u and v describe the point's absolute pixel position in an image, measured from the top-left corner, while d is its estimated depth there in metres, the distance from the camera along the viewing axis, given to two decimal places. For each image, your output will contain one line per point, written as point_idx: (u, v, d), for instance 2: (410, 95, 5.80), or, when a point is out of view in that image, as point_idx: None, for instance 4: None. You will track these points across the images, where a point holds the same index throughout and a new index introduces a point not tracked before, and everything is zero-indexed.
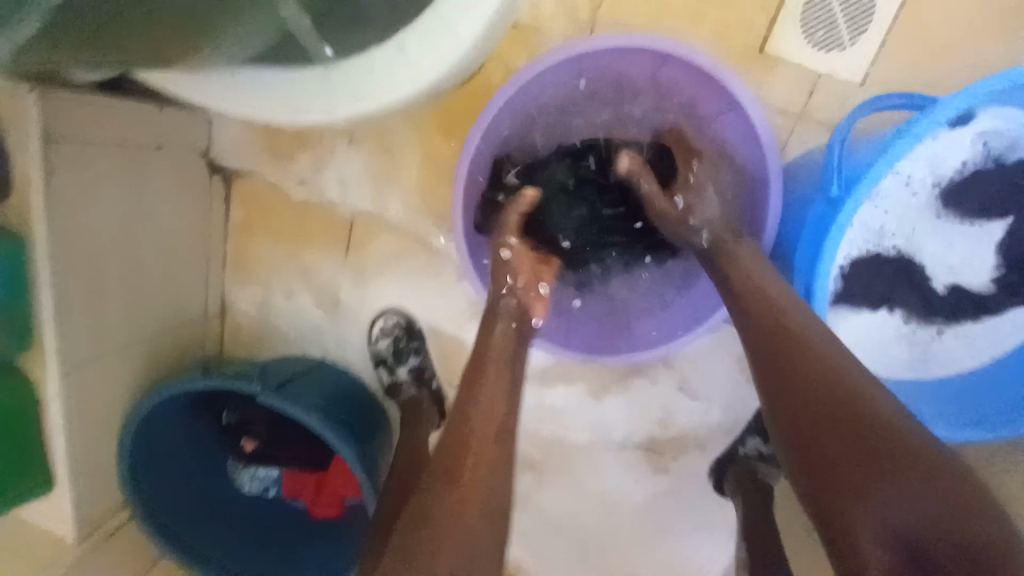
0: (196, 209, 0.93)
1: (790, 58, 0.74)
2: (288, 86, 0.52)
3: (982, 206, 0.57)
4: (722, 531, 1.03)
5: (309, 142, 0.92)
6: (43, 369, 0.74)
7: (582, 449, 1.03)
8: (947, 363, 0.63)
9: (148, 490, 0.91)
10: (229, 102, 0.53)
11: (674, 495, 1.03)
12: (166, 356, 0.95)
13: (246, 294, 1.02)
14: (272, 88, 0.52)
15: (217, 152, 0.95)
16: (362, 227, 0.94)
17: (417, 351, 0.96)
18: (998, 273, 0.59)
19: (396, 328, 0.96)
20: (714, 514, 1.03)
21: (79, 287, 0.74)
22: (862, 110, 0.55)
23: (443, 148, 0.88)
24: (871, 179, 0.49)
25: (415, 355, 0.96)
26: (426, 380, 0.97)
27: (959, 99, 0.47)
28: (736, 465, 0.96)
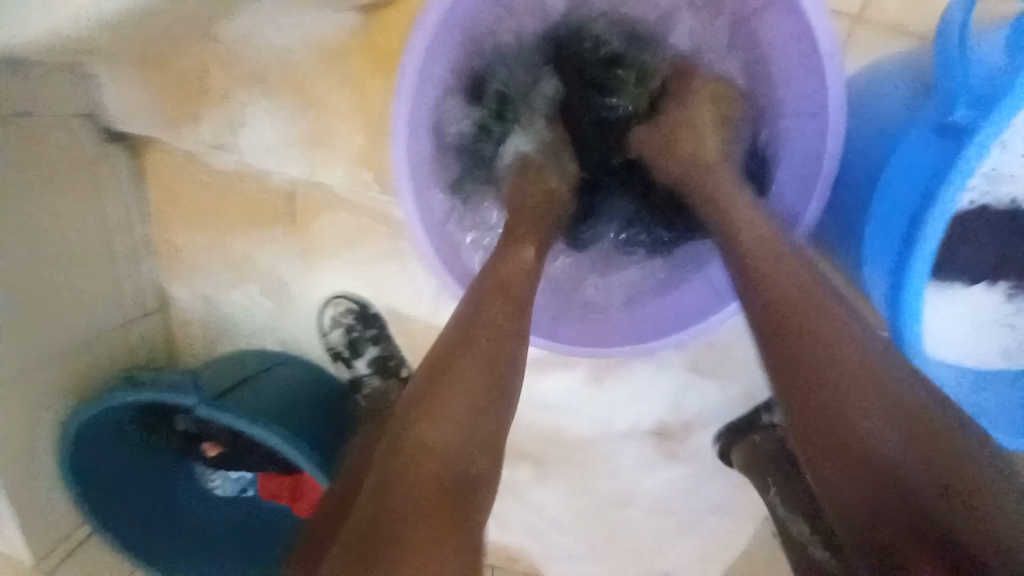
0: (104, 190, 0.77)
1: None
2: None
3: None
4: (744, 518, 0.93)
5: (218, 98, 0.74)
6: None
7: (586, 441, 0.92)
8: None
9: (103, 503, 0.84)
10: None
11: (690, 482, 0.92)
12: (100, 365, 0.82)
13: (185, 287, 0.88)
14: None
15: (117, 118, 0.77)
16: (304, 199, 0.77)
17: (374, 340, 0.83)
18: None
19: (348, 315, 0.83)
20: (735, 500, 0.92)
21: None
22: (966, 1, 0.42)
23: (392, 92, 0.70)
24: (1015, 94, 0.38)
25: (373, 343, 0.83)
26: (391, 371, 0.85)
27: None
28: (757, 435, 0.83)
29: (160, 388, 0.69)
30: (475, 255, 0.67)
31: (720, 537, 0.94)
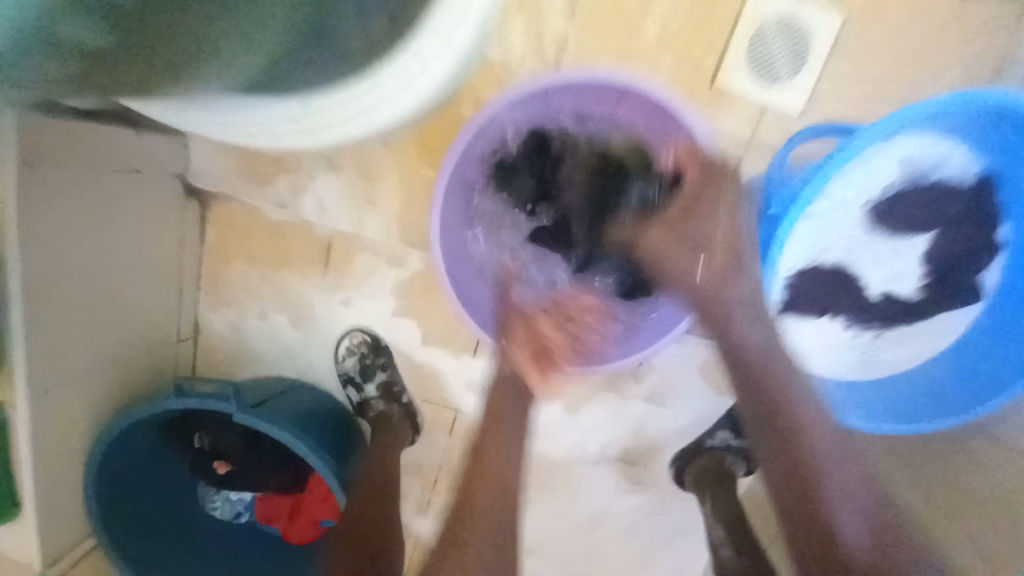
0: (172, 232, 0.94)
1: (738, 92, 0.81)
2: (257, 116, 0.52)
3: (909, 220, 0.62)
4: (698, 538, 1.06)
5: (285, 166, 0.94)
6: (9, 397, 0.72)
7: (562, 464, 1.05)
8: (891, 359, 0.69)
9: (116, 514, 0.89)
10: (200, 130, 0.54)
11: (652, 505, 1.05)
12: (136, 381, 0.93)
13: (220, 316, 1.02)
14: (241, 113, 0.52)
15: (194, 176, 0.96)
16: (341, 247, 0.96)
17: (383, 367, 0.99)
18: (924, 281, 0.65)
19: (361, 346, 0.99)
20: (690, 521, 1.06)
21: (48, 311, 0.73)
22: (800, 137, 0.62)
23: (421, 170, 0.92)
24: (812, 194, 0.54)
25: (383, 369, 0.99)
26: (394, 395, 1.00)
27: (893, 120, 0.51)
28: (703, 456, 0.99)
29: (207, 397, 0.81)
30: (476, 295, 0.86)
31: (678, 557, 1.06)
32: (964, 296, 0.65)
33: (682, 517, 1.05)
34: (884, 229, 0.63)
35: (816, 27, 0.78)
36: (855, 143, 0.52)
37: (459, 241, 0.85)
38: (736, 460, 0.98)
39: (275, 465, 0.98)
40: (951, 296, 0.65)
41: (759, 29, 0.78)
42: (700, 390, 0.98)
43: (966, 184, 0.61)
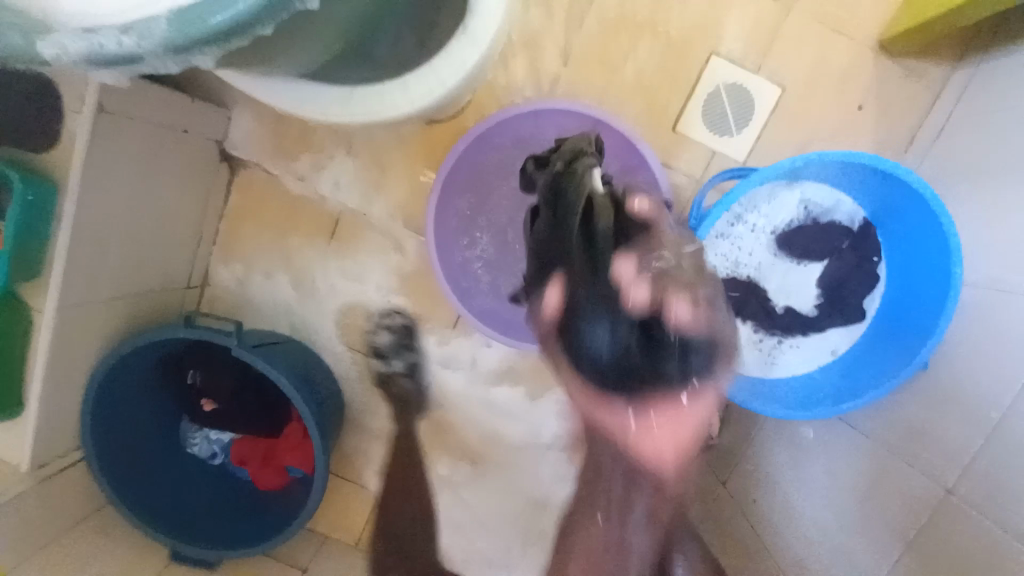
0: (201, 188, 1.07)
1: (695, 137, 0.98)
2: (310, 94, 0.67)
3: (805, 251, 0.80)
4: None
5: (311, 145, 1.09)
6: (40, 302, 0.82)
7: (517, 448, 1.15)
8: (787, 366, 0.82)
9: (105, 433, 0.97)
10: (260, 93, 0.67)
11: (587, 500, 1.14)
12: (146, 314, 1.04)
13: (229, 270, 1.14)
14: (300, 90, 0.67)
15: (229, 144, 1.10)
16: (347, 222, 1.10)
17: (414, 350, 1.12)
18: (817, 301, 0.81)
19: (398, 327, 1.12)
20: None
21: (89, 232, 0.85)
22: (721, 175, 0.78)
23: (425, 165, 1.08)
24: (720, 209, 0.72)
25: (411, 354, 1.12)
26: (416, 376, 1.14)
27: (779, 165, 0.71)
28: None
29: (210, 330, 0.93)
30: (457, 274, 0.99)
31: None
32: (844, 315, 0.80)
33: None
34: (788, 254, 0.81)
35: (757, 93, 0.97)
36: (755, 177, 0.72)
37: (452, 230, 1.00)
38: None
39: (259, 407, 1.10)
40: (834, 315, 0.80)
41: (712, 88, 0.97)
42: None
43: (854, 228, 0.80)
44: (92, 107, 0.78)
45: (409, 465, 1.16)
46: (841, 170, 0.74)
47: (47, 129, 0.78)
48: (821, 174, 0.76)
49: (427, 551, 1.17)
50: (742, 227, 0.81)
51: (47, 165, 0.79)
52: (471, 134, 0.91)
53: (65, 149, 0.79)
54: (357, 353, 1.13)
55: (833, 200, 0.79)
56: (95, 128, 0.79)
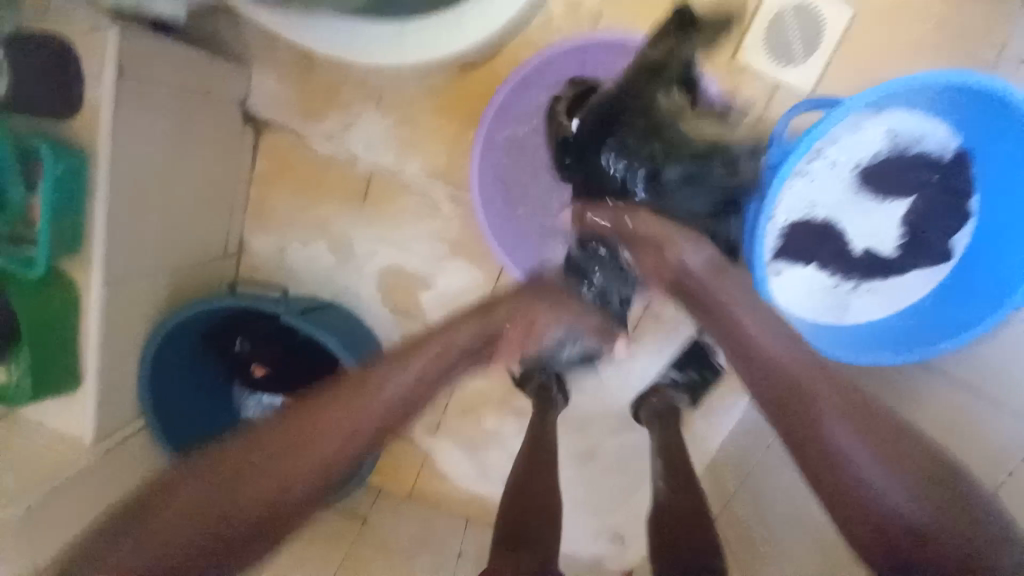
0: (230, 153, 1.03)
1: (758, 69, 0.90)
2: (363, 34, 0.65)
3: (889, 187, 0.74)
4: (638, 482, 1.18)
5: (338, 102, 1.03)
6: (86, 279, 0.81)
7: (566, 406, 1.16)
8: (862, 312, 0.78)
9: (162, 402, 0.99)
10: (309, 31, 0.65)
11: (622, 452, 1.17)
12: (188, 285, 1.03)
13: (265, 238, 1.11)
14: (351, 31, 0.65)
15: (252, 104, 1.05)
16: (381, 182, 1.06)
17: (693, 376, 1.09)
18: (901, 241, 0.76)
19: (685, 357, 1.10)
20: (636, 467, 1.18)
21: (123, 204, 0.82)
22: (799, 107, 0.71)
23: (459, 115, 1.02)
24: (805, 146, 0.66)
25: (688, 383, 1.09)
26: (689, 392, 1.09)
27: (875, 91, 0.64)
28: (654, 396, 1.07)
29: (259, 299, 0.92)
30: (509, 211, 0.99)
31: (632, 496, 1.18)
32: (929, 255, 0.75)
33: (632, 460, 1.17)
34: (871, 192, 0.75)
35: (829, 14, 0.87)
36: (844, 107, 0.65)
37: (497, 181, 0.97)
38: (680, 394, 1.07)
39: (309, 372, 1.10)
40: (918, 255, 0.76)
41: (777, 11, 0.87)
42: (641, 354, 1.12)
43: (945, 159, 0.73)
44: (112, 70, 0.73)
45: (455, 423, 1.18)
46: (939, 92, 0.67)
47: (67, 96, 0.74)
48: (914, 99, 0.69)
49: (476, 502, 1.21)
50: (821, 164, 0.75)
51: (74, 136, 0.75)
52: (517, 77, 0.87)
53: (89, 117, 0.75)
54: (401, 318, 1.12)
55: (924, 128, 0.72)
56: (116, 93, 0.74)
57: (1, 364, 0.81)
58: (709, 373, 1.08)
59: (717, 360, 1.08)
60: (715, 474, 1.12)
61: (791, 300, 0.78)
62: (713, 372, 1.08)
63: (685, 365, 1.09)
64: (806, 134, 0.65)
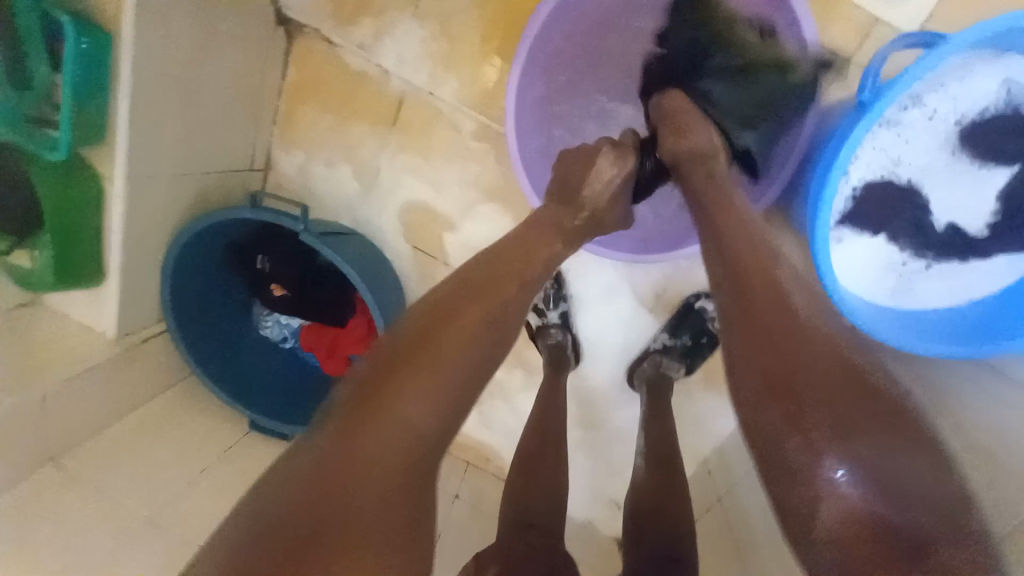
0: (261, 58, 0.98)
1: (854, 1, 0.78)
2: None
3: (992, 151, 0.63)
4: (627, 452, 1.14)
5: (375, 10, 0.96)
6: (109, 171, 0.80)
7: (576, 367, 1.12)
8: (931, 296, 0.69)
9: (185, 306, 1.00)
10: None
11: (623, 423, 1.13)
12: (212, 194, 1.01)
13: (291, 155, 1.08)
14: None
15: (286, 6, 0.99)
16: (412, 105, 1.00)
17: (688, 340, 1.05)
18: (994, 218, 0.65)
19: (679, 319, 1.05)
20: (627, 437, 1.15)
21: (148, 96, 0.79)
22: (898, 43, 0.60)
23: (503, 35, 0.94)
24: (900, 84, 0.55)
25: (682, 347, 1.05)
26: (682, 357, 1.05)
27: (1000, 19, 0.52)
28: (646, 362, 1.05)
29: (277, 213, 0.89)
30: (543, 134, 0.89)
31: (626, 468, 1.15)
32: None
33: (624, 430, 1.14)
34: (968, 154, 0.64)
35: None
36: (958, 40, 0.54)
37: (533, 113, 0.86)
38: (673, 361, 1.04)
39: (326, 296, 1.09)
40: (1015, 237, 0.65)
41: None
42: (636, 313, 1.08)
43: None
44: None
45: None
46: None
47: None
48: None
49: (478, 447, 1.21)
50: (913, 115, 0.64)
51: (98, 15, 0.72)
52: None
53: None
54: (421, 253, 1.08)
55: None
56: None
57: (26, 249, 0.81)
58: (707, 340, 1.05)
59: (714, 325, 1.05)
60: (710, 474, 1.09)
61: (848, 272, 0.69)
62: (711, 337, 1.04)
63: (680, 328, 1.05)
64: (906, 69, 0.55)
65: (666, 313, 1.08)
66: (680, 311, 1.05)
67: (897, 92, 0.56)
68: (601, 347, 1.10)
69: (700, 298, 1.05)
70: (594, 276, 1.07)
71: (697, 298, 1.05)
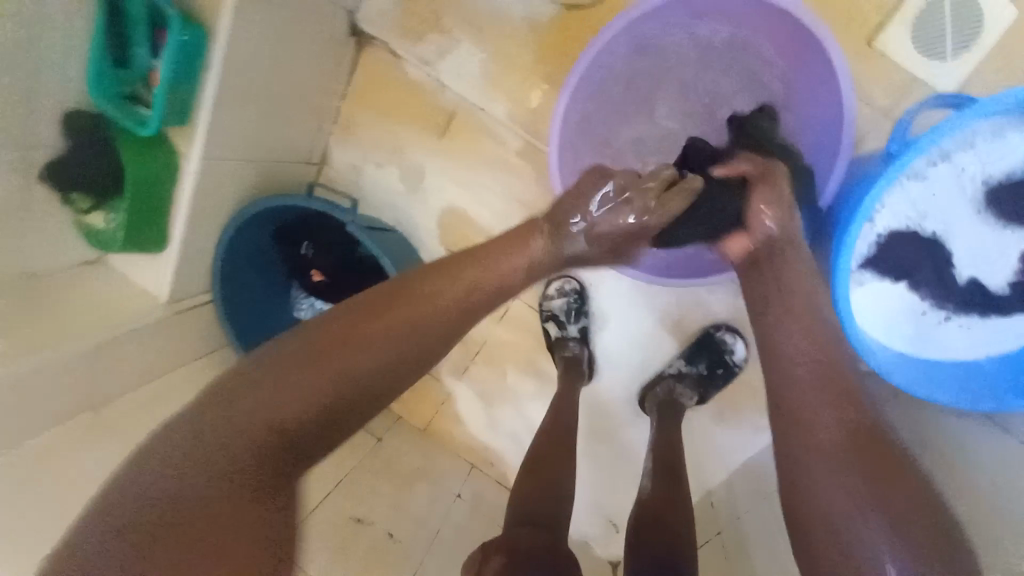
0: (332, 62, 1.06)
1: (894, 61, 0.81)
2: None
3: (1017, 213, 0.66)
4: (630, 476, 1.15)
5: (440, 29, 1.04)
6: (186, 148, 0.88)
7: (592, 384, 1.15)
8: (949, 348, 0.70)
9: (231, 280, 1.07)
10: None
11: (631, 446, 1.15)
12: (271, 181, 1.09)
13: (346, 152, 1.16)
14: None
15: (360, 18, 1.08)
16: (464, 117, 1.07)
17: (703, 370, 1.06)
18: (1015, 277, 0.67)
19: (697, 347, 1.07)
20: (633, 460, 1.15)
21: (231, 86, 0.87)
22: (929, 102, 0.63)
23: (556, 62, 1.00)
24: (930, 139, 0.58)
25: (697, 377, 1.06)
26: (695, 388, 1.06)
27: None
28: (660, 385, 1.07)
29: (328, 203, 0.96)
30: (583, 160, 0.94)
31: (629, 493, 1.15)
32: None
33: (631, 452, 1.15)
34: (993, 214, 0.67)
35: (995, 10, 0.76)
36: (984, 106, 0.57)
37: (575, 134, 0.91)
38: (687, 389, 1.05)
39: (359, 287, 1.14)
40: None
41: None
42: (655, 336, 1.10)
43: None
44: None
45: (481, 370, 1.20)
46: None
47: None
48: None
49: (485, 451, 1.23)
50: (943, 170, 0.67)
51: (201, 12, 0.81)
52: (628, 15, 0.80)
53: None
54: (455, 256, 1.14)
55: None
56: None
57: (105, 211, 0.90)
58: (722, 372, 1.06)
59: (733, 359, 1.06)
60: (713, 505, 1.09)
61: (867, 317, 0.71)
62: (728, 369, 1.05)
63: (697, 355, 1.06)
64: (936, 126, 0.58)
65: (684, 342, 1.10)
66: (699, 339, 1.07)
67: (923, 148, 0.59)
68: (617, 365, 1.13)
69: (721, 329, 1.06)
70: (619, 296, 1.11)
71: (718, 329, 1.06)
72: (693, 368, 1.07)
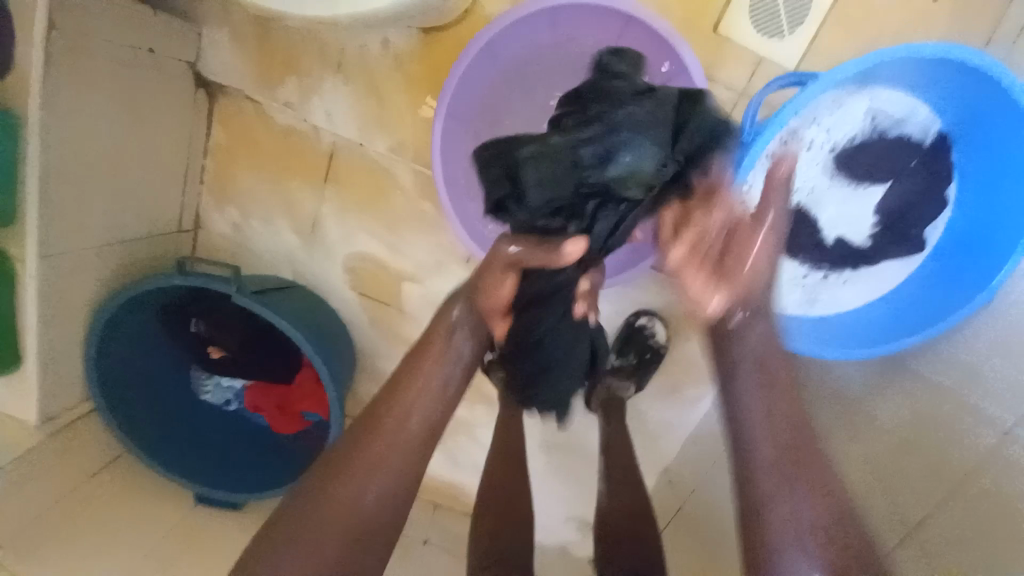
0: (182, 120, 0.96)
1: (740, 42, 0.86)
2: None
3: (864, 172, 0.78)
4: (591, 477, 1.15)
5: (299, 68, 0.97)
6: (19, 250, 0.75)
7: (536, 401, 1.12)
8: (833, 301, 0.82)
9: (113, 378, 0.94)
10: None
11: (584, 449, 1.14)
12: (140, 262, 0.97)
13: (223, 214, 1.06)
14: None
15: (204, 68, 0.99)
16: (344, 157, 1.01)
17: (649, 357, 1.05)
18: (875, 229, 0.80)
19: (652, 329, 1.06)
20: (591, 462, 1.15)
21: (62, 172, 0.76)
22: (771, 85, 0.68)
23: (426, 85, 0.97)
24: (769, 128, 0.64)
25: (647, 366, 1.05)
26: (642, 369, 1.05)
27: (862, 62, 0.62)
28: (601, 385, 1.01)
29: (208, 277, 0.87)
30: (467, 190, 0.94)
31: (591, 492, 1.15)
32: (903, 244, 0.79)
33: (587, 453, 1.14)
34: (845, 177, 0.79)
35: None
36: (819, 84, 0.62)
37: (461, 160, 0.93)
38: (623, 381, 1.03)
39: (271, 348, 1.07)
40: (893, 246, 0.79)
41: None
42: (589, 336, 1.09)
43: (926, 142, 0.76)
44: (41, 25, 0.68)
45: None
46: (913, 72, 0.69)
47: None
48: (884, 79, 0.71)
49: (446, 487, 1.18)
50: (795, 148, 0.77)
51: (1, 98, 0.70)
52: (481, 40, 0.80)
53: (18, 75, 0.69)
54: (370, 300, 1.08)
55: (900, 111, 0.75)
56: (48, 51, 0.69)
57: None
58: (652, 357, 1.06)
59: (657, 341, 1.06)
60: (671, 483, 1.10)
61: None
62: (655, 353, 1.05)
63: (625, 345, 1.06)
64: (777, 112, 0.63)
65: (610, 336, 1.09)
66: (628, 330, 1.06)
67: (770, 133, 0.65)
68: None
69: (640, 317, 1.07)
70: None
71: (637, 317, 1.07)
72: (623, 359, 1.06)
